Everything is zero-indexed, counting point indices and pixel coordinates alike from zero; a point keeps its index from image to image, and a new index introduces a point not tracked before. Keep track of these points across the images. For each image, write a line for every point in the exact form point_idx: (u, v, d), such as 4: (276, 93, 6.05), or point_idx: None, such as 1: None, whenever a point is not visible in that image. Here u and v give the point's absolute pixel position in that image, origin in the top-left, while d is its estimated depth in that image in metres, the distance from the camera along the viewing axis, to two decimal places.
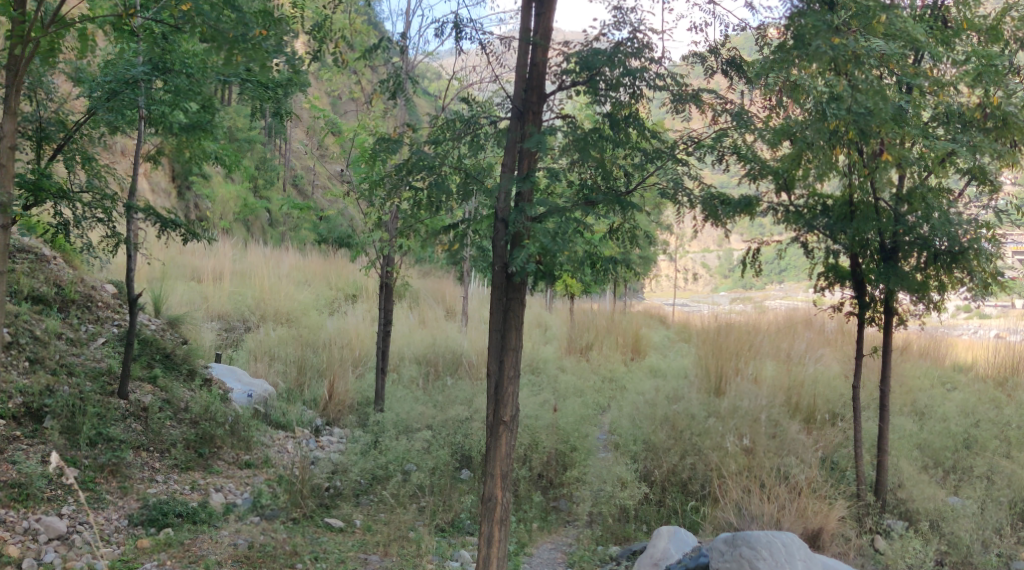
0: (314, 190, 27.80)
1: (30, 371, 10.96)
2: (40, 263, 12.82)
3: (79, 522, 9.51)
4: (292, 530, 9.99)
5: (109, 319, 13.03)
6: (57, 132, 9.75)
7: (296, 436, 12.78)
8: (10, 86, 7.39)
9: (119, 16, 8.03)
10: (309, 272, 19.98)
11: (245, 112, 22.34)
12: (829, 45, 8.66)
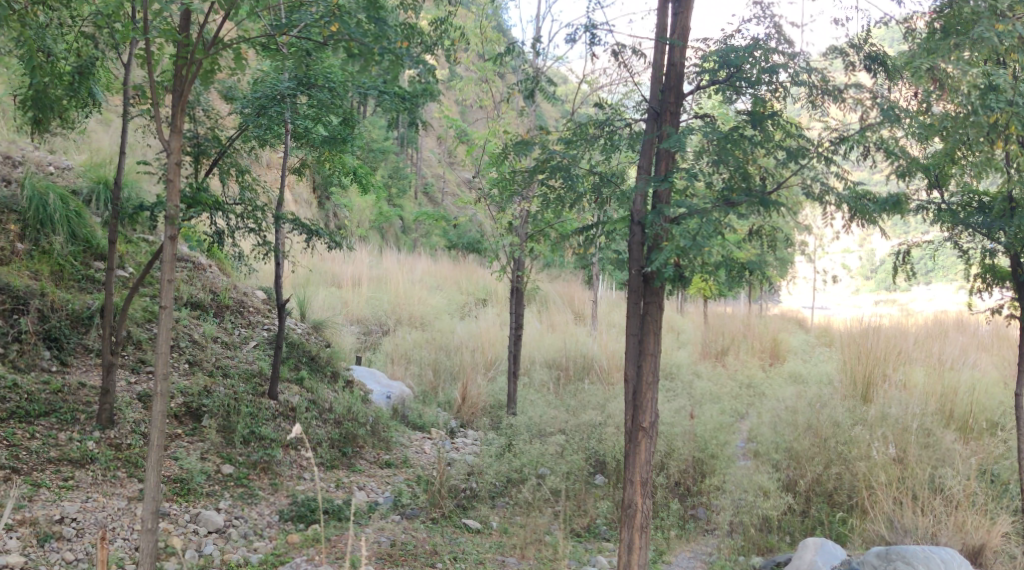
0: (445, 198, 28.21)
1: (190, 372, 11.62)
2: (198, 270, 13.60)
3: (234, 516, 9.87)
4: (433, 529, 10.15)
5: (259, 323, 13.53)
6: (213, 147, 10.15)
7: (433, 437, 12.99)
8: (175, 106, 7.72)
9: (271, 37, 8.37)
10: (441, 277, 20.29)
11: (379, 122, 22.88)
12: (993, 31, 8.70)
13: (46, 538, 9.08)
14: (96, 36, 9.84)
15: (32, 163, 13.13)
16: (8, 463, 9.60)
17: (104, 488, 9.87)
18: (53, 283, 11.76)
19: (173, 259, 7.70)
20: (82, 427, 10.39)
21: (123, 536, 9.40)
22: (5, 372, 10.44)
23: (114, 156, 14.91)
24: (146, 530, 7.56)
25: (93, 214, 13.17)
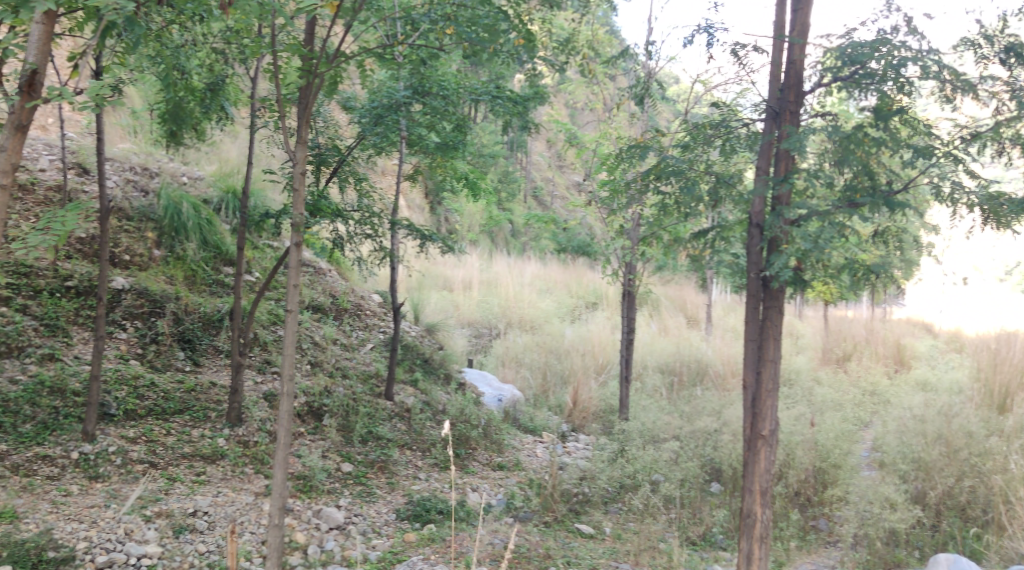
0: (554, 201, 28.20)
1: (311, 372, 11.95)
2: (318, 275, 13.93)
3: (354, 514, 10.04)
4: (546, 533, 10.10)
5: (376, 326, 13.79)
6: (333, 157, 10.44)
7: (545, 441, 12.97)
8: (301, 118, 7.82)
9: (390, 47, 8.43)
10: (550, 280, 20.29)
11: (490, 127, 23.08)
12: None
13: (181, 530, 9.22)
14: (226, 52, 10.18)
15: (167, 173, 13.61)
16: (146, 458, 9.98)
17: (233, 484, 10.17)
18: (187, 287, 12.35)
19: (298, 265, 7.80)
20: (214, 424, 10.82)
21: (251, 530, 9.56)
22: (143, 371, 10.98)
23: (243, 166, 15.29)
24: (274, 526, 7.64)
25: (223, 222, 13.71)
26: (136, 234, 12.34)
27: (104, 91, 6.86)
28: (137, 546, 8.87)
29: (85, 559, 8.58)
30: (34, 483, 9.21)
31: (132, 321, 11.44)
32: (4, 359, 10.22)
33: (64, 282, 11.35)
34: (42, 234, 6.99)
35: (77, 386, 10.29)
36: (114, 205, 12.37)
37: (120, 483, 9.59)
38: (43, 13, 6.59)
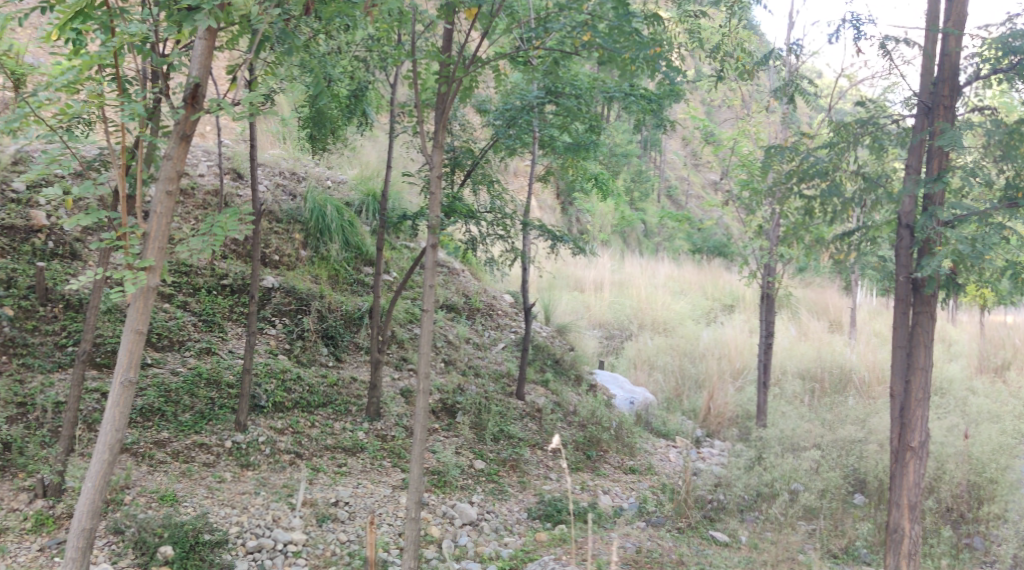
0: (689, 201, 27.77)
1: (445, 370, 12.19)
2: (452, 275, 14.18)
3: (486, 511, 10.11)
4: (679, 539, 9.89)
5: (508, 326, 13.85)
6: (467, 160, 10.55)
7: (678, 445, 12.77)
8: (438, 122, 7.94)
9: (524, 51, 8.44)
10: (685, 282, 19.96)
11: (625, 127, 22.85)
12: None
13: (324, 518, 9.43)
14: (368, 59, 10.45)
15: (313, 177, 14.02)
16: (292, 449, 10.37)
17: (372, 476, 10.39)
18: (331, 285, 12.71)
19: (434, 266, 7.93)
20: (354, 418, 11.18)
21: (389, 522, 9.68)
22: (290, 364, 11.30)
23: (382, 168, 15.55)
24: (410, 519, 7.88)
25: (363, 223, 14.01)
26: (285, 236, 12.76)
27: (259, 101, 7.18)
28: (284, 532, 9.07)
29: (237, 543, 8.83)
30: (192, 469, 9.60)
31: (281, 318, 11.81)
32: (166, 352, 10.72)
33: (220, 280, 11.84)
34: (202, 237, 7.34)
35: (232, 377, 10.70)
36: (265, 208, 12.80)
37: (269, 472, 9.97)
38: (205, 28, 7.01)
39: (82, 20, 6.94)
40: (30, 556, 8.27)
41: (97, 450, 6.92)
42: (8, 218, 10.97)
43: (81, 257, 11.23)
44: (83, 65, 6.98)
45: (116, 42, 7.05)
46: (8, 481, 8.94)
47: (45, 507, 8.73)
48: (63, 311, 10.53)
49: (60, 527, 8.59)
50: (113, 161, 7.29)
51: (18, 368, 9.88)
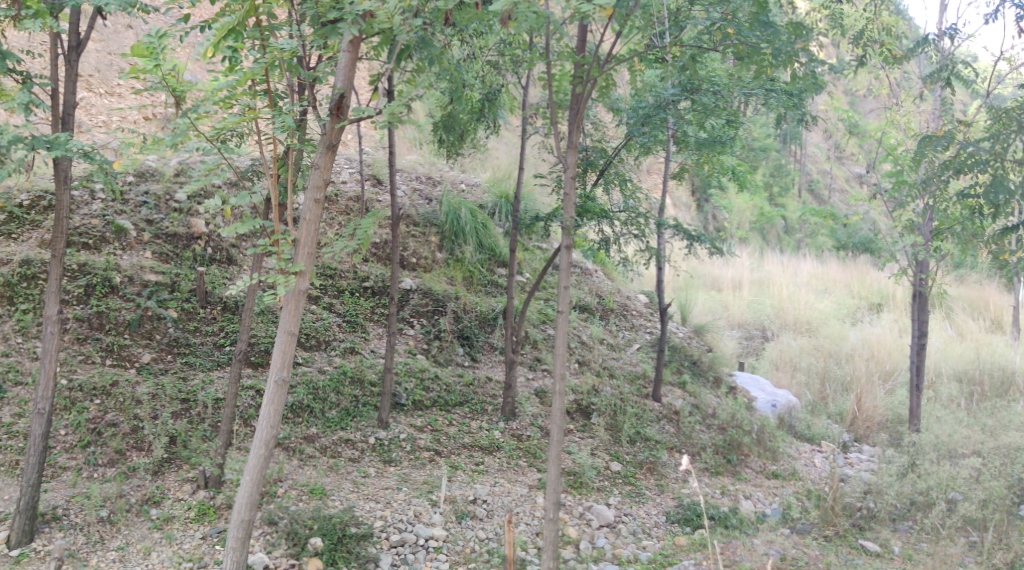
0: (832, 194, 26.78)
1: (580, 371, 12.15)
2: (585, 275, 14.13)
3: (624, 513, 9.99)
4: (826, 547, 9.54)
5: (643, 326, 13.67)
6: (600, 159, 10.45)
7: (823, 450, 12.35)
8: (573, 123, 7.94)
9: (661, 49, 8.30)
10: (829, 280, 19.28)
11: (763, 119, 22.23)
12: None
13: (463, 515, 9.49)
14: (500, 63, 10.50)
15: (448, 181, 14.18)
16: (431, 447, 10.48)
17: (509, 475, 10.39)
18: (466, 287, 12.83)
19: (569, 267, 7.95)
20: (490, 417, 11.21)
21: (526, 521, 9.68)
22: (428, 364, 11.50)
23: (514, 170, 15.58)
24: (549, 519, 8.02)
25: (496, 225, 14.03)
26: (422, 239, 12.95)
27: (400, 109, 7.36)
28: (426, 528, 9.17)
29: (381, 537, 8.97)
30: (338, 464, 9.89)
31: (419, 319, 12.01)
32: (313, 351, 11.03)
33: (362, 282, 12.09)
34: (347, 242, 7.57)
35: (374, 376, 10.96)
36: (403, 212, 12.97)
37: (410, 468, 10.10)
38: (350, 40, 7.35)
39: (235, 38, 7.24)
40: (194, 544, 8.56)
41: (253, 446, 7.43)
42: (171, 226, 11.50)
43: (237, 263, 11.66)
44: (238, 81, 7.26)
45: (268, 57, 7.32)
46: (173, 472, 9.34)
47: (206, 497, 9.05)
48: (221, 312, 10.97)
49: (220, 517, 8.87)
50: (266, 171, 7.60)
51: (181, 366, 10.31)
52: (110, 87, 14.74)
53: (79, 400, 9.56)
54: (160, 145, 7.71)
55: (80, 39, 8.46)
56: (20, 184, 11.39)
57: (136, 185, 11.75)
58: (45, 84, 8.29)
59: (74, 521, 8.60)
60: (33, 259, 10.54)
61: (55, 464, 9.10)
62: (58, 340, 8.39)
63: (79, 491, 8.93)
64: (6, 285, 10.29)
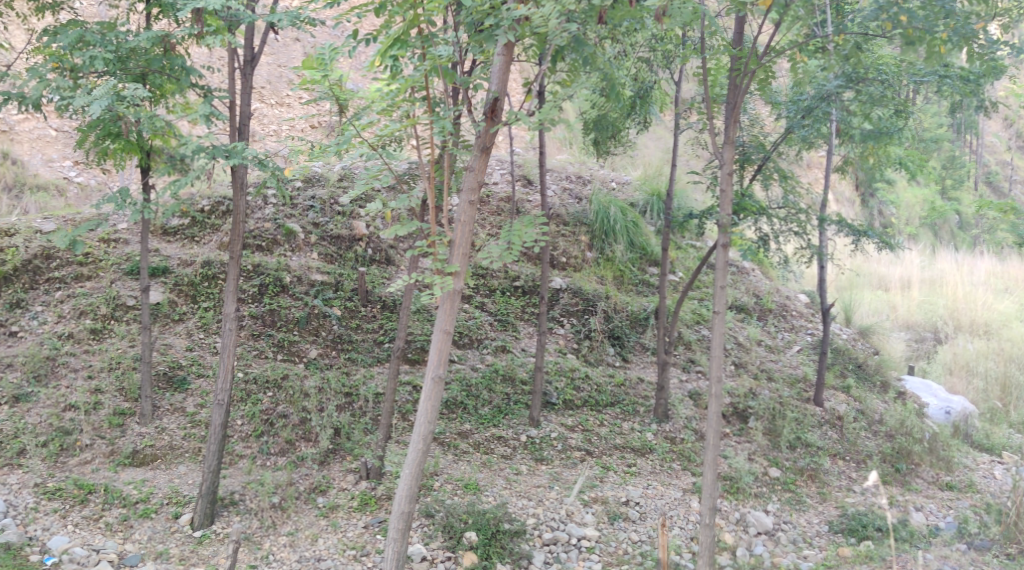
0: (1011, 186, 25.20)
1: (736, 373, 11.80)
2: (741, 274, 13.71)
3: (783, 521, 9.67)
4: (1008, 566, 8.95)
5: (803, 327, 13.16)
6: (758, 155, 10.13)
7: (1003, 461, 11.60)
8: (728, 118, 7.72)
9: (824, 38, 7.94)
10: (1009, 278, 18.09)
11: (936, 108, 21.07)
12: None
13: (616, 517, 9.37)
14: (651, 59, 10.36)
15: (598, 180, 14.05)
16: (582, 446, 10.37)
17: (663, 478, 10.18)
18: (616, 286, 12.65)
19: (726, 266, 7.86)
20: (642, 418, 10.99)
21: (681, 525, 9.48)
22: (579, 363, 11.41)
23: (667, 167, 15.26)
24: (705, 524, 7.87)
25: (648, 224, 13.76)
26: (572, 239, 12.89)
27: (553, 110, 7.29)
28: (578, 527, 9.09)
29: (534, 534, 8.96)
30: (492, 460, 9.90)
31: (569, 319, 11.94)
32: (466, 349, 11.14)
33: (513, 282, 12.10)
34: (501, 244, 7.56)
35: (525, 375, 10.95)
36: (553, 212, 12.95)
37: (562, 467, 10.01)
38: (505, 44, 7.37)
39: (399, 47, 7.39)
40: (357, 532, 8.75)
41: (412, 441, 7.50)
42: (335, 229, 11.78)
43: (395, 263, 11.86)
44: (399, 89, 7.37)
45: (427, 64, 7.40)
46: (338, 463, 9.57)
47: (368, 488, 9.23)
48: (381, 311, 11.16)
49: (381, 508, 9.02)
50: (423, 173, 7.67)
51: (344, 361, 10.54)
52: (280, 97, 15.28)
53: (253, 392, 9.92)
54: (326, 153, 7.94)
55: (255, 53, 8.76)
56: (203, 191, 11.95)
57: (305, 191, 12.14)
58: (223, 97, 8.62)
59: (247, 506, 8.89)
60: (213, 261, 11.00)
61: (232, 452, 9.44)
62: (235, 336, 8.69)
63: (254, 477, 9.22)
64: (189, 285, 10.80)
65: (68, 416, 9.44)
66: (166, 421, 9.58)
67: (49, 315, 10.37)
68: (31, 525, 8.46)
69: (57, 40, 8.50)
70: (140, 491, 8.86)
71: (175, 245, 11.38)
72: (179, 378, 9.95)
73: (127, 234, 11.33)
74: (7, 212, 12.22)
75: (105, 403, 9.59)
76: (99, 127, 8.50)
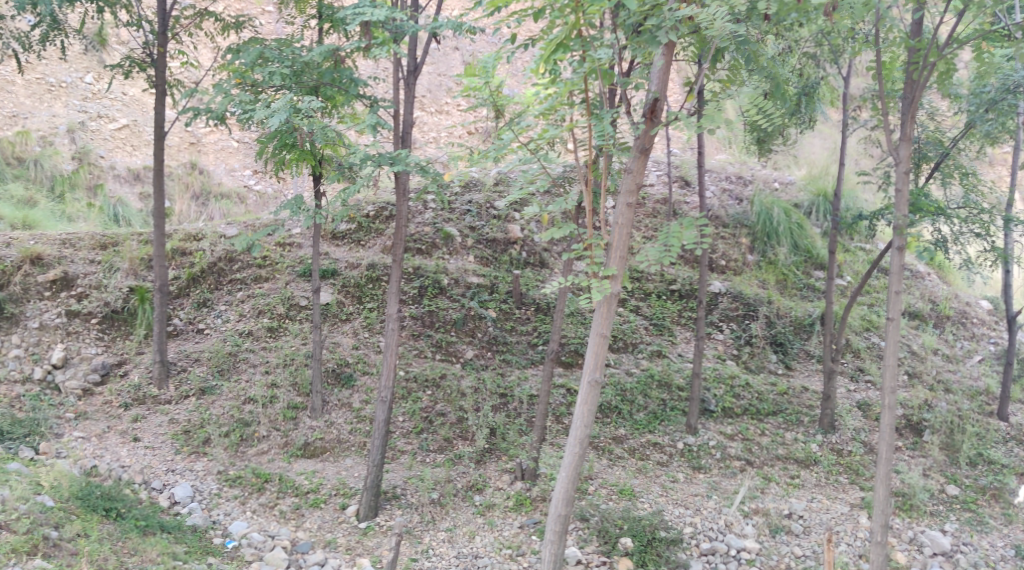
0: None
1: (910, 384, 11.12)
2: (916, 279, 12.88)
3: (963, 542, 9.09)
4: None
5: (985, 336, 12.35)
6: (937, 152, 9.57)
7: None
8: (905, 113, 7.49)
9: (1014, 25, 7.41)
10: None
11: None
12: None
13: (778, 530, 9.06)
14: (817, 55, 9.96)
15: (759, 180, 13.57)
16: (742, 456, 10.00)
17: (828, 491, 9.75)
18: (779, 291, 12.15)
19: (901, 269, 7.50)
20: (806, 429, 10.46)
21: (848, 541, 9.06)
22: (739, 370, 11.00)
23: (834, 166, 14.60)
24: (877, 541, 7.53)
25: (813, 225, 13.19)
26: (731, 241, 12.52)
27: (716, 110, 7.05)
28: (737, 539, 8.87)
29: (691, 543, 8.75)
30: (647, 466, 9.71)
31: (728, 323, 11.56)
32: (621, 353, 10.94)
33: (669, 285, 11.78)
34: (659, 246, 7.33)
35: (682, 381, 10.63)
36: (712, 214, 12.63)
37: (721, 477, 9.74)
38: (667, 44, 7.17)
39: (561, 51, 7.23)
40: (513, 532, 8.74)
41: (569, 444, 7.37)
42: (490, 232, 11.76)
43: (549, 265, 11.79)
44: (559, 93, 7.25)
45: (585, 67, 7.31)
46: (494, 462, 9.54)
47: (524, 488, 9.17)
48: (534, 313, 11.08)
49: (536, 509, 8.97)
50: (579, 176, 7.52)
51: (499, 362, 10.52)
52: (439, 105, 15.55)
53: (413, 391, 10.03)
54: (485, 159, 7.90)
55: (418, 63, 8.79)
56: (368, 198, 12.19)
57: (463, 196, 12.24)
58: (388, 106, 8.73)
59: (409, 501, 8.98)
60: (377, 263, 11.21)
61: (394, 448, 9.53)
62: (398, 335, 8.76)
63: (414, 473, 9.30)
64: (355, 286, 11.02)
65: (247, 409, 9.72)
66: (334, 416, 9.80)
67: (231, 314, 10.75)
68: (215, 509, 8.72)
69: (240, 57, 8.86)
70: (311, 482, 9.10)
71: (343, 249, 11.61)
72: (346, 375, 10.15)
73: (300, 238, 11.62)
74: (195, 218, 12.89)
75: (280, 397, 9.83)
76: (276, 138, 8.71)
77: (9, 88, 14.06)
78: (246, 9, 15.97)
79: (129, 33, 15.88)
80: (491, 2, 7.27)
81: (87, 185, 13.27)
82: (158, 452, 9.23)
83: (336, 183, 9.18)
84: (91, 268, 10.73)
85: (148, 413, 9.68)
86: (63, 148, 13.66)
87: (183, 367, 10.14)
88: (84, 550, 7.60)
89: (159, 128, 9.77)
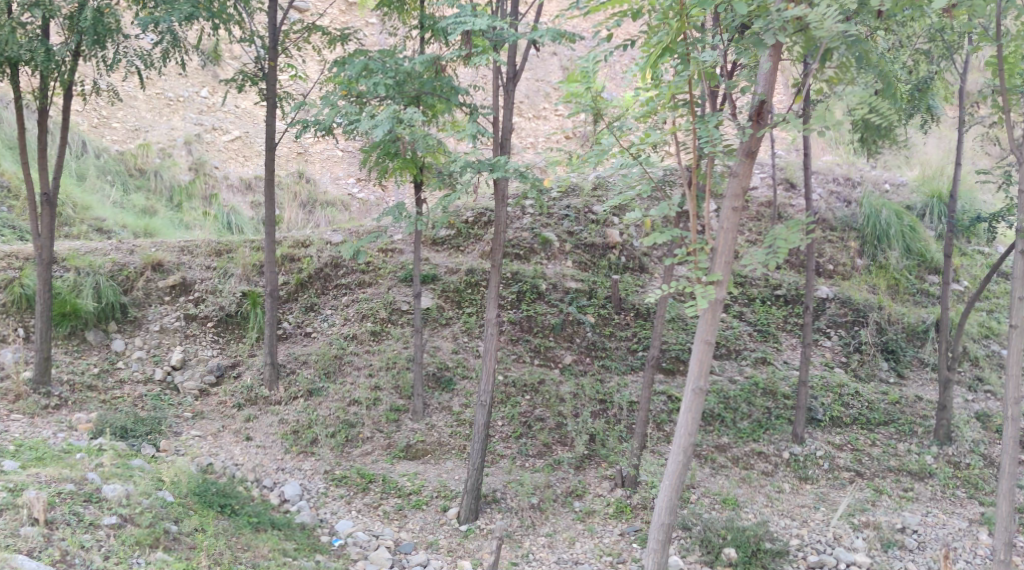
0: None
1: None
2: None
3: None
4: None
5: None
6: None
7: None
8: None
9: None
10: None
11: None
12: None
13: (890, 544, 8.66)
14: (930, 50, 9.56)
15: (869, 182, 13.03)
16: (852, 466, 9.66)
17: (945, 505, 9.33)
18: (891, 296, 11.68)
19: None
20: (920, 440, 10.00)
21: (967, 558, 8.64)
22: (847, 378, 10.59)
23: (948, 166, 14.04)
24: (998, 560, 7.17)
25: (927, 228, 12.67)
26: (839, 244, 12.09)
27: (825, 111, 6.80)
28: (847, 552, 8.52)
29: (798, 556, 8.47)
30: (752, 476, 9.46)
31: (836, 330, 11.17)
32: (724, 360, 10.67)
33: (774, 290, 11.45)
34: (765, 250, 7.08)
35: (787, 389, 10.28)
36: (819, 217, 12.26)
37: (829, 488, 9.44)
38: (774, 44, 6.92)
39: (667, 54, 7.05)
40: (614, 539, 8.59)
41: (673, 450, 7.17)
42: (589, 237, 11.64)
43: (648, 270, 11.57)
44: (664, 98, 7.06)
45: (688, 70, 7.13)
46: (594, 468, 9.44)
47: (624, 496, 9.03)
48: (634, 319, 10.86)
49: (637, 517, 8.81)
50: (682, 179, 7.23)
51: (598, 368, 10.37)
52: (537, 110, 15.53)
53: (512, 395, 9.94)
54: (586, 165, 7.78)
55: (517, 70, 8.67)
56: (467, 203, 12.19)
57: (561, 201, 12.15)
58: (488, 113, 8.74)
59: (509, 505, 8.88)
60: (476, 269, 11.19)
61: (493, 452, 9.47)
62: (497, 340, 8.69)
63: (514, 477, 9.20)
64: (455, 291, 11.01)
65: (352, 410, 9.79)
66: (435, 419, 9.84)
67: (337, 317, 10.86)
68: (322, 508, 8.79)
69: (345, 67, 8.96)
70: (413, 483, 9.08)
71: (443, 254, 11.65)
72: (446, 379, 10.18)
73: (402, 245, 11.70)
74: (303, 225, 13.14)
75: (383, 399, 9.91)
76: (380, 148, 8.73)
77: (132, 103, 14.54)
78: (351, 22, 16.21)
79: (241, 48, 16.29)
80: (592, 5, 7.09)
81: (203, 195, 13.61)
82: (269, 451, 9.37)
83: (437, 190, 9.14)
84: (207, 274, 10.99)
85: (260, 413, 9.79)
86: (181, 159, 14.05)
87: (292, 369, 10.25)
88: (203, 544, 7.63)
89: (270, 139, 9.91)
